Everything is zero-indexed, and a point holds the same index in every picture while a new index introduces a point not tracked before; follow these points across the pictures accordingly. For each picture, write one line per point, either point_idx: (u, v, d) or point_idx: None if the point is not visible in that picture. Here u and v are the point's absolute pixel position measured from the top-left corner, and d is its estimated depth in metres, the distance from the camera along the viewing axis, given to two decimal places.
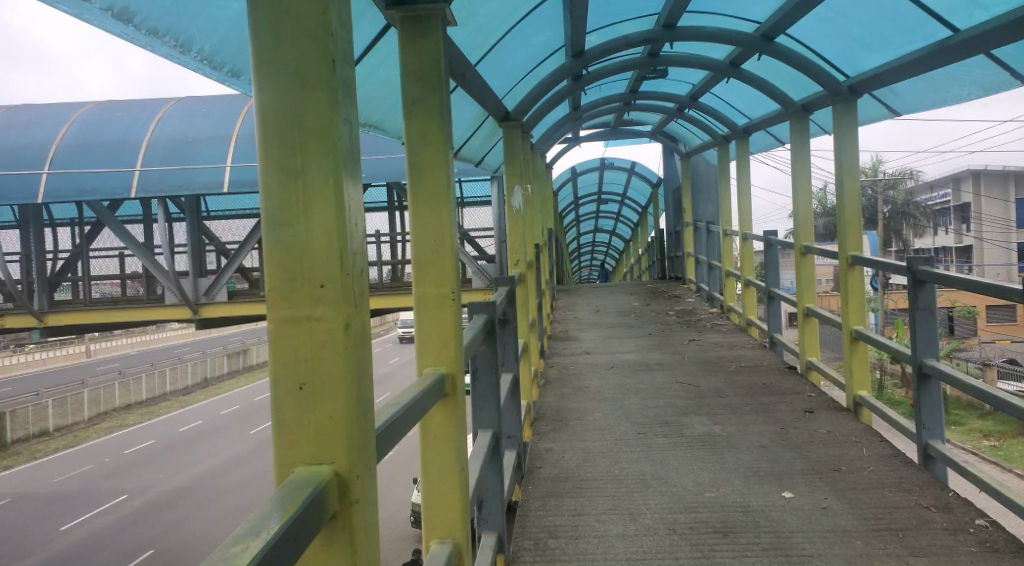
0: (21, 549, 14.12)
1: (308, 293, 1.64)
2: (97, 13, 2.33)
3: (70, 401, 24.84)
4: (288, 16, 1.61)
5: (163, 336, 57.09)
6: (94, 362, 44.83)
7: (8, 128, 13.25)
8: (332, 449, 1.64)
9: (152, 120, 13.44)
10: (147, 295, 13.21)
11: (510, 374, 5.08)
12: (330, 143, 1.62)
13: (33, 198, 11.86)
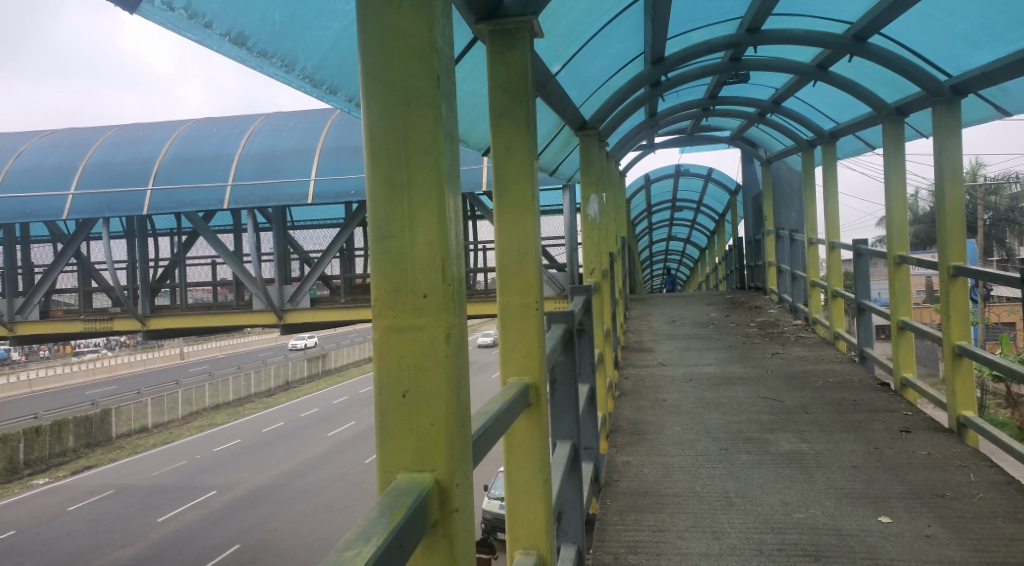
0: (123, 539, 14.94)
1: (412, 303, 1.66)
2: (217, 38, 2.49)
3: (166, 401, 26.79)
4: (395, 34, 1.64)
5: (248, 340, 59.39)
6: (187, 363, 47.22)
7: (119, 145, 14.20)
8: (434, 457, 1.65)
9: (244, 134, 14.12)
10: (236, 301, 13.66)
11: (587, 385, 5.03)
12: (434, 159, 1.64)
13: (140, 209, 12.63)
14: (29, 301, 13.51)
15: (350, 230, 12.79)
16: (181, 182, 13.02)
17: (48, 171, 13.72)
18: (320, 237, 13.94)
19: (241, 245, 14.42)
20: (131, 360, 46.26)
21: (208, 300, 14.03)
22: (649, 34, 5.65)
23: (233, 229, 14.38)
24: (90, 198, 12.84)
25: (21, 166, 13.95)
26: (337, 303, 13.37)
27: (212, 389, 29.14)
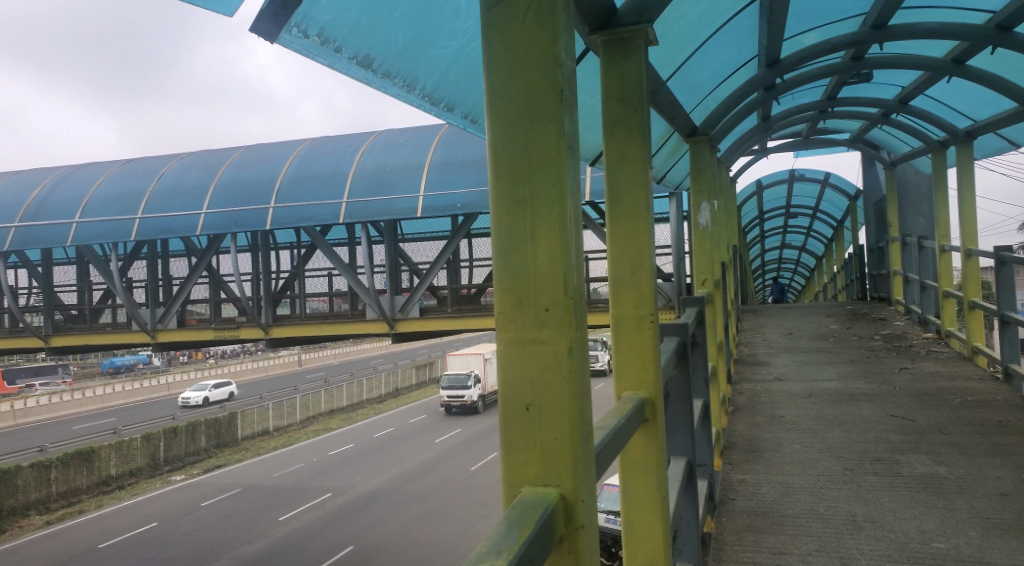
0: (249, 535, 15.85)
1: (535, 316, 1.67)
2: (346, 63, 2.66)
3: (286, 406, 28.26)
4: (518, 49, 1.66)
5: (360, 349, 61.86)
6: (304, 371, 49.68)
7: (247, 165, 15.17)
8: (559, 471, 1.65)
9: (358, 152, 14.76)
10: (351, 311, 14.26)
11: (701, 400, 4.88)
12: (557, 172, 1.65)
13: (264, 225, 13.42)
14: (169, 310, 14.52)
15: (456, 242, 13.14)
16: (301, 200, 13.72)
17: (185, 191, 14.81)
18: (428, 250, 14.49)
19: (355, 257, 15.03)
20: (255, 366, 49.23)
21: (324, 310, 14.72)
22: (764, 36, 5.45)
23: (348, 242, 15.03)
24: (221, 216, 13.77)
25: (162, 185, 15.11)
26: (445, 313, 13.65)
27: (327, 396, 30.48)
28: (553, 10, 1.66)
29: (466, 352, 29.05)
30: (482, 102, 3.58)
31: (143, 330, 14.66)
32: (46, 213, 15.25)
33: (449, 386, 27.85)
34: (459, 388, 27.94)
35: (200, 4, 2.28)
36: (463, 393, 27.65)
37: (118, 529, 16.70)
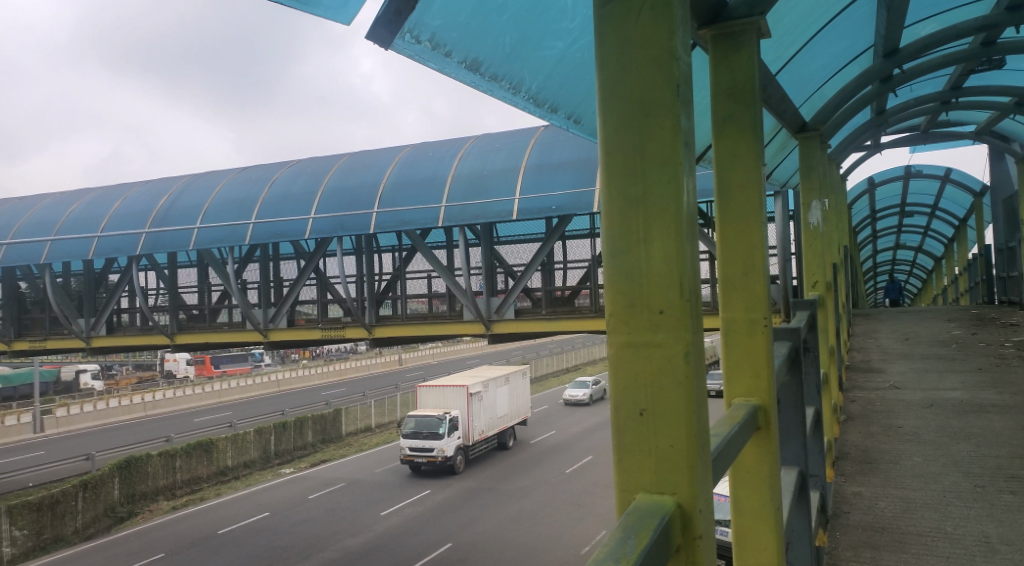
0: (352, 528, 16.40)
1: (648, 318, 1.62)
2: (455, 66, 2.69)
3: (385, 404, 29.30)
4: (631, 44, 1.63)
5: (456, 349, 63.14)
6: (404, 370, 51.27)
7: (351, 171, 15.72)
8: (676, 480, 1.61)
9: (456, 157, 14.96)
10: (449, 312, 14.50)
11: (813, 408, 4.63)
12: (671, 169, 1.60)
13: (367, 229, 13.90)
14: (280, 310, 15.24)
15: (550, 244, 13.19)
16: (402, 204, 14.10)
17: (294, 196, 15.50)
18: (521, 253, 14.64)
19: (452, 260, 15.30)
20: (359, 365, 51.22)
21: (424, 311, 15.03)
22: (881, 25, 5.13)
23: (446, 245, 15.31)
24: (328, 220, 14.37)
25: (274, 192, 15.87)
26: (539, 315, 13.65)
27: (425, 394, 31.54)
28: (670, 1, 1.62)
29: (444, 384, 21.51)
30: (585, 101, 3.57)
31: (257, 329, 15.40)
32: (170, 219, 16.33)
33: (412, 436, 20.13)
34: (426, 439, 20.16)
35: (318, 14, 2.37)
36: (431, 445, 19.94)
37: (234, 516, 17.73)
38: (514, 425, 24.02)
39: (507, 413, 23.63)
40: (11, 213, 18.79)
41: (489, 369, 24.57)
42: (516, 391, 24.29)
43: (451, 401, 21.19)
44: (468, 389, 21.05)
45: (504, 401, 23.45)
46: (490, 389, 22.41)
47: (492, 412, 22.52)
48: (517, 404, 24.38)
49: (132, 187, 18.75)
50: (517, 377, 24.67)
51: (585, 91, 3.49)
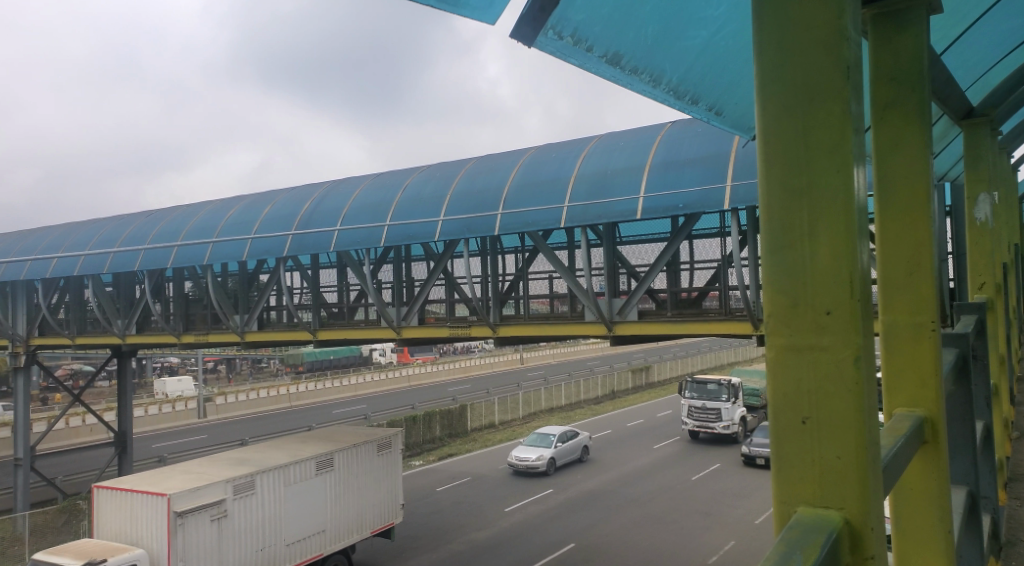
0: (477, 522, 16.67)
1: (815, 319, 1.65)
2: (597, 63, 2.72)
3: (509, 401, 29.91)
4: (797, 27, 1.67)
5: (577, 351, 63.31)
6: (525, 369, 51.94)
7: (479, 173, 15.99)
8: (843, 495, 1.67)
9: (580, 156, 14.82)
10: (571, 313, 14.43)
11: (982, 423, 4.19)
12: (841, 159, 1.63)
13: (492, 230, 14.17)
14: (411, 309, 15.82)
15: (676, 244, 12.84)
16: (527, 205, 14.23)
17: (425, 200, 15.99)
18: (645, 253, 14.33)
19: (574, 261, 15.24)
20: (483, 363, 52.38)
21: (546, 311, 15.06)
22: None
23: (568, 246, 15.26)
24: (456, 222, 14.79)
25: (407, 196, 16.42)
26: (665, 317, 13.26)
27: (548, 393, 31.87)
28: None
29: (128, 488, 10.60)
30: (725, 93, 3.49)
31: (391, 327, 16.05)
32: (314, 222, 17.36)
33: None
34: None
35: (465, 16, 2.41)
36: None
37: None
38: (344, 549, 12.78)
39: (318, 528, 12.25)
40: (178, 220, 20.55)
41: (339, 434, 14.06)
42: (354, 484, 13.13)
43: (139, 523, 10.30)
44: (171, 497, 10.12)
45: (313, 507, 12.21)
46: (261, 488, 11.33)
47: (267, 533, 11.33)
48: (356, 509, 13.15)
49: (280, 194, 20.08)
50: (357, 458, 13.27)
51: (723, 80, 3.40)
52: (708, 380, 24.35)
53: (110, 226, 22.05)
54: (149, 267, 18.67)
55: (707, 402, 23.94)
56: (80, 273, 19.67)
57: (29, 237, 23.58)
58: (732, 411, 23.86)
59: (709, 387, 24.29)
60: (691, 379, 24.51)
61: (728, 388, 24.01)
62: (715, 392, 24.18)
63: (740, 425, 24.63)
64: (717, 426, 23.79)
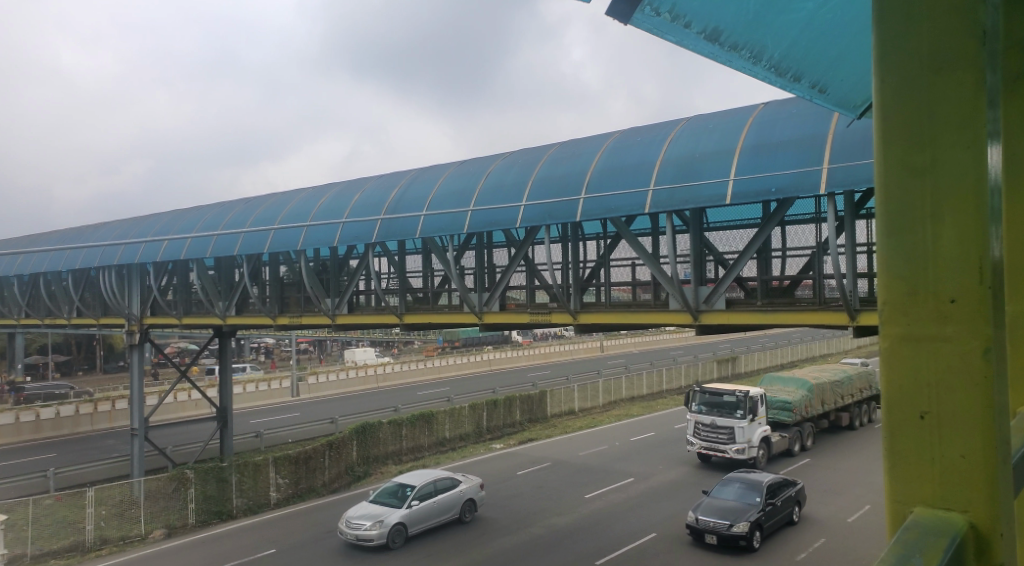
0: (557, 508, 16.70)
1: (936, 305, 1.89)
2: (697, 39, 3.19)
3: (589, 388, 29.78)
4: (920, 27, 1.92)
5: (660, 340, 62.25)
6: (606, 357, 51.63)
7: (563, 158, 15.87)
8: (967, 492, 1.89)
9: (666, 140, 14.45)
10: (654, 301, 14.13)
11: None
12: (970, 149, 1.85)
13: (574, 216, 14.08)
14: (492, 294, 15.90)
15: (768, 231, 12.36)
16: (611, 189, 14.06)
17: (507, 186, 16.02)
18: (734, 239, 13.90)
19: (659, 247, 14.92)
20: (563, 350, 52.41)
21: (629, 298, 14.81)
22: None
23: (652, 233, 14.96)
24: (538, 208, 14.78)
25: (490, 181, 16.51)
26: (753, 306, 12.83)
27: (629, 382, 31.56)
28: (971, 13, 1.88)
29: None
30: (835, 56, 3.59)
31: (472, 312, 16.18)
32: (401, 208, 17.71)
33: None
34: None
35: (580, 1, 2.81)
36: None
37: None
38: None
39: None
40: (275, 206, 21.43)
41: None
42: None
43: None
44: None
45: None
46: None
47: None
48: None
49: (369, 181, 20.59)
50: None
51: (831, 62, 3.64)
52: (721, 390, 19.29)
53: (213, 212, 23.25)
54: (248, 252, 19.56)
55: (717, 418, 19.00)
56: (186, 257, 20.77)
57: (141, 223, 25.18)
58: (748, 430, 18.78)
59: (722, 400, 19.22)
60: (701, 388, 19.60)
61: (745, 402, 18.89)
62: (728, 406, 19.13)
63: (761, 447, 19.47)
64: (728, 450, 18.83)
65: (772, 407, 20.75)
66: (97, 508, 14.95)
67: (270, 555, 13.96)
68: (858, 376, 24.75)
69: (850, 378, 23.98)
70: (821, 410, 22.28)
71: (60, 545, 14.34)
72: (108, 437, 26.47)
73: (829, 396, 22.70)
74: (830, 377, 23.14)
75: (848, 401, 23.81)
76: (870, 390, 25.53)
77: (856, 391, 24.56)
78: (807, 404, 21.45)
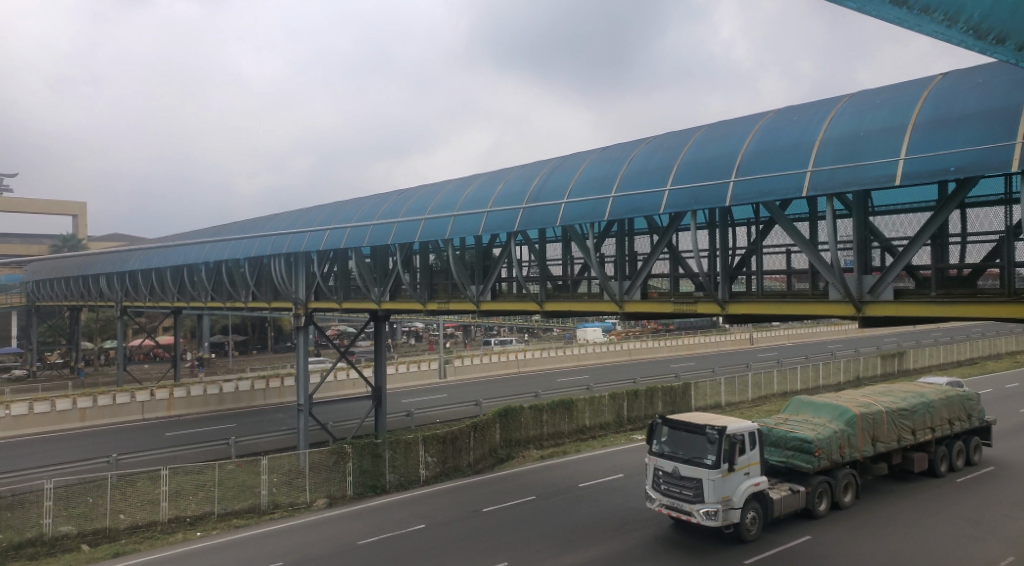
0: None
1: None
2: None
3: (737, 382, 28.56)
4: None
5: (815, 332, 58.55)
6: (756, 350, 49.52)
7: (711, 140, 15.21)
8: None
9: (827, 116, 13.42)
10: (812, 291, 13.22)
11: None
12: None
13: (723, 201, 13.50)
14: (634, 283, 15.58)
15: (945, 215, 11.19)
16: (764, 172, 13.33)
17: (652, 171, 15.60)
18: (903, 225, 12.68)
19: (817, 233, 13.95)
20: (709, 341, 50.78)
21: (782, 288, 13.97)
22: None
23: (810, 218, 14.02)
24: (684, 192, 14.32)
25: (634, 167, 16.16)
26: (927, 298, 11.69)
27: (781, 377, 29.97)
28: None
29: None
30: None
31: (614, 301, 15.93)
32: (544, 195, 17.79)
33: None
34: None
35: None
36: None
37: (592, 473, 18.91)
38: None
39: None
40: (425, 197, 22.28)
41: None
42: None
43: None
44: None
45: None
46: None
47: None
48: None
49: (512, 170, 20.85)
50: None
51: None
52: (691, 424, 13.40)
53: (369, 203, 24.58)
54: (400, 241, 20.53)
55: (680, 465, 13.13)
56: (345, 245, 22.10)
57: (306, 215, 27.11)
58: (722, 487, 12.72)
59: (690, 438, 13.30)
60: (665, 419, 13.82)
61: (718, 443, 12.90)
62: (696, 448, 13.18)
63: (749, 510, 13.34)
64: (692, 512, 12.91)
65: (785, 446, 14.47)
66: (270, 475, 16.36)
67: (421, 530, 14.65)
68: (947, 402, 17.44)
69: (929, 406, 16.91)
70: (872, 451, 15.49)
71: (240, 506, 15.83)
72: (279, 411, 28.90)
73: (888, 431, 15.88)
74: (891, 403, 16.27)
75: (923, 438, 16.69)
76: (969, 422, 18.13)
77: (941, 423, 17.29)
78: (841, 444, 14.74)
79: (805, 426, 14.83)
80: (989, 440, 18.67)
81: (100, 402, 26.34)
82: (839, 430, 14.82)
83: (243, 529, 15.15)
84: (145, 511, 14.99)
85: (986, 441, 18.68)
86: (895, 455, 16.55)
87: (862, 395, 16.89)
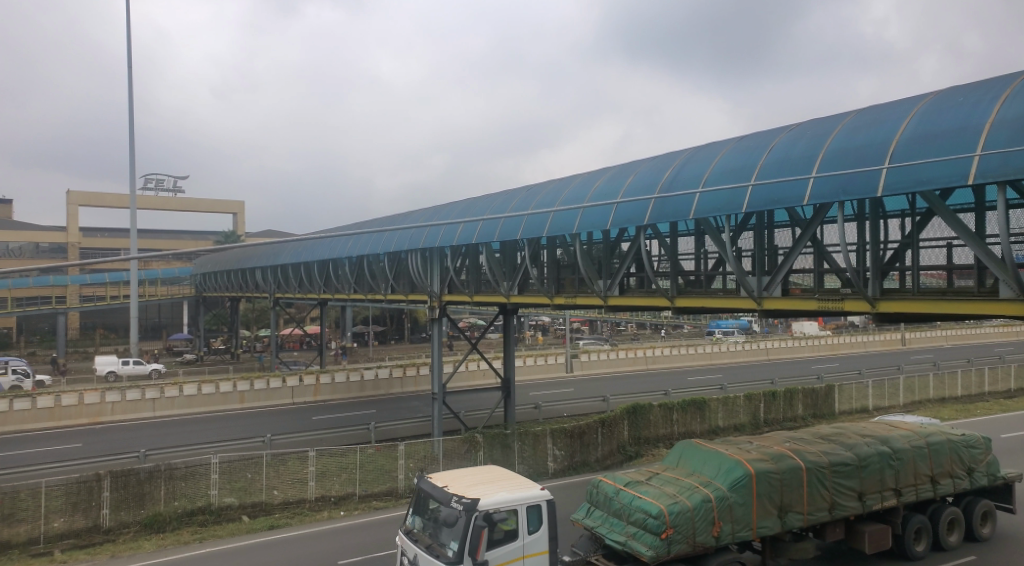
0: None
1: None
2: None
3: (887, 386, 26.51)
4: None
5: (979, 333, 53.32)
6: (909, 351, 45.91)
7: (863, 124, 14.04)
8: None
9: (1001, 94, 12.01)
10: (978, 289, 11.96)
11: None
12: None
13: (874, 192, 12.54)
14: (774, 279, 14.71)
15: None
16: (922, 159, 12.24)
17: (794, 160, 14.66)
18: None
19: (983, 225, 12.60)
20: (855, 341, 47.61)
21: (943, 285, 12.73)
22: None
23: (975, 208, 12.69)
24: (829, 183, 13.39)
25: (774, 156, 15.26)
26: None
27: (938, 381, 27.51)
28: None
29: None
30: None
31: (751, 297, 15.14)
32: (676, 187, 17.21)
33: None
34: None
35: None
36: None
37: None
38: None
39: None
40: (554, 191, 22.24)
41: None
42: None
43: None
44: None
45: None
46: None
47: None
48: None
49: (643, 162, 20.32)
50: None
51: None
52: (438, 491, 9.40)
53: (499, 199, 24.88)
54: (529, 236, 20.61)
55: (419, 552, 9.17)
56: (476, 240, 22.50)
57: (440, 211, 27.86)
58: None
59: (435, 512, 9.30)
60: (420, 483, 9.88)
61: (462, 523, 8.89)
62: (440, 529, 9.17)
63: None
64: None
65: (630, 519, 10.34)
66: (407, 460, 17.03)
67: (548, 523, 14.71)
68: (929, 452, 12.19)
69: (892, 459, 11.80)
70: (785, 524, 10.74)
71: (378, 489, 16.66)
72: (414, 399, 30.12)
73: (809, 495, 10.97)
74: (819, 456, 11.38)
75: (877, 506, 11.55)
76: (972, 480, 12.69)
77: (918, 481, 12.06)
78: (717, 515, 10.21)
79: (665, 488, 10.58)
80: (1011, 505, 13.15)
81: (256, 386, 28.58)
82: (715, 493, 10.37)
83: (381, 511, 15.96)
84: (295, 488, 16.06)
85: (1007, 506, 13.16)
86: (832, 531, 11.44)
87: (786, 442, 12.11)
